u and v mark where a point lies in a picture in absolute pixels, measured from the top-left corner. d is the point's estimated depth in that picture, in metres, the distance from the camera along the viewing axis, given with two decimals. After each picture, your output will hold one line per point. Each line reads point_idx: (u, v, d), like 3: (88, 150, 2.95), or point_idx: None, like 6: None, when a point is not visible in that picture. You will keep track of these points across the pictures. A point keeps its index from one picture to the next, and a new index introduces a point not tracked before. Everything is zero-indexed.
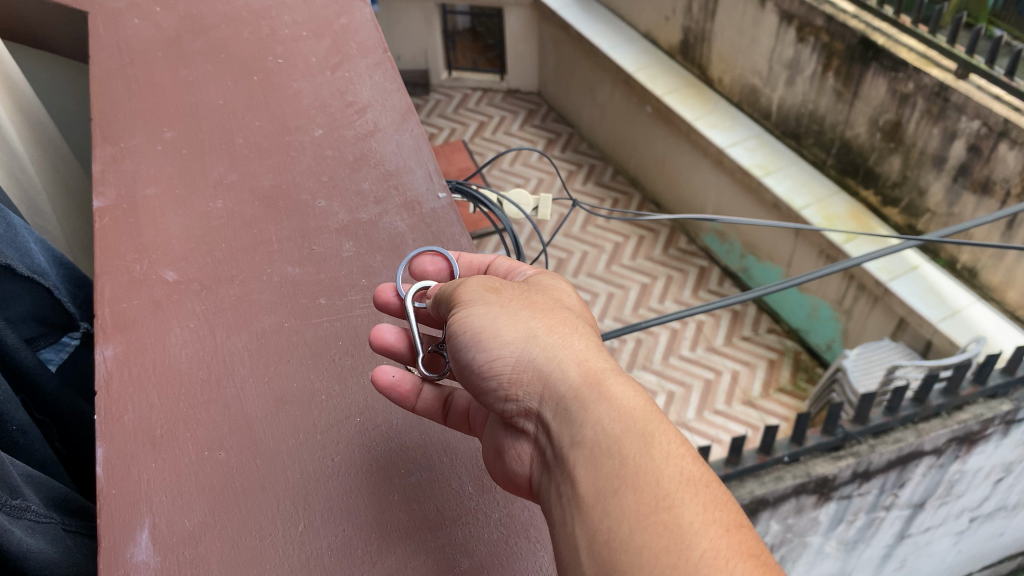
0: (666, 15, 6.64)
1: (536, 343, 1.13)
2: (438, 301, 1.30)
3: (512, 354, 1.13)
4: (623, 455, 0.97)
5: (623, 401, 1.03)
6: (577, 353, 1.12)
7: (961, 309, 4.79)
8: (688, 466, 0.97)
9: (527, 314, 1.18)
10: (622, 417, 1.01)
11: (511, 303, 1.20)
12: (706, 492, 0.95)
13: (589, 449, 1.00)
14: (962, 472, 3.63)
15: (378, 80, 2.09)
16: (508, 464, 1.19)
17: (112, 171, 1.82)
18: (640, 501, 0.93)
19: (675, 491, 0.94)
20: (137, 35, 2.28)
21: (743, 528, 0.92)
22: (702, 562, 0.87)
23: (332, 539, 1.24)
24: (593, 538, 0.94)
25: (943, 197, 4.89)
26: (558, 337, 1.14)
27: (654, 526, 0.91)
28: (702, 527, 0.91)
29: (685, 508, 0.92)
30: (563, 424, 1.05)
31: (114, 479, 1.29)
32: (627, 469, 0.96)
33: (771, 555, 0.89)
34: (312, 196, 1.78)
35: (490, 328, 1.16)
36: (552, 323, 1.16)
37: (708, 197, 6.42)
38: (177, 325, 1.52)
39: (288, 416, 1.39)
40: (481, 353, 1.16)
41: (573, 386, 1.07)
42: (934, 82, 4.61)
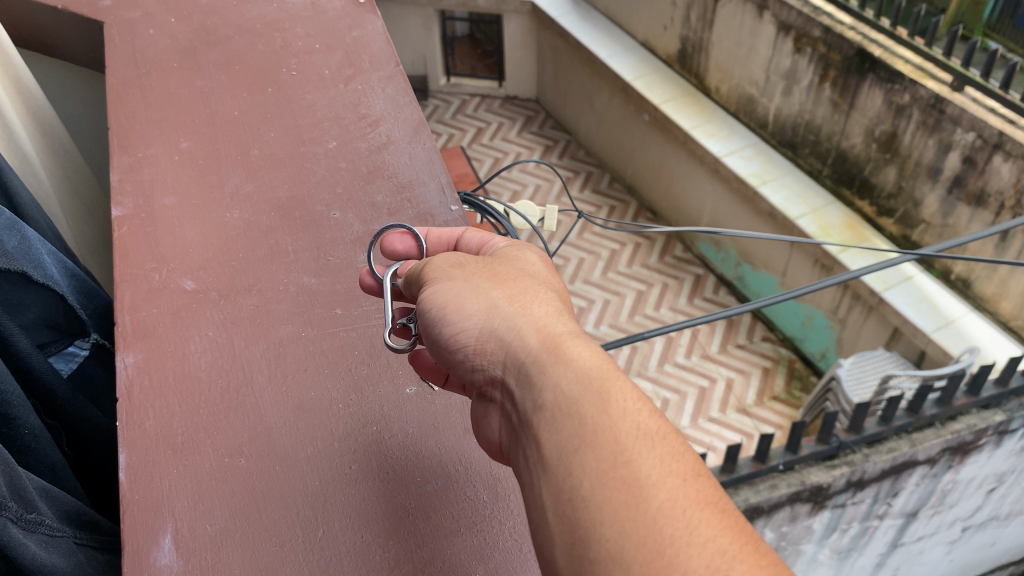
0: (665, 24, 6.70)
1: (497, 313, 1.09)
2: (407, 284, 1.26)
3: (475, 326, 1.09)
4: (581, 416, 0.93)
5: (582, 362, 0.99)
6: (537, 319, 1.07)
7: (955, 320, 4.84)
8: (644, 420, 0.92)
9: (488, 286, 1.13)
10: (580, 378, 0.96)
11: (474, 276, 1.16)
12: (663, 444, 0.91)
13: (550, 412, 0.95)
14: (955, 482, 3.67)
15: (390, 93, 2.13)
16: (483, 431, 1.16)
17: (129, 180, 1.86)
18: (599, 458, 0.89)
19: (631, 441, 0.89)
20: (153, 45, 2.32)
21: (700, 477, 0.89)
22: (660, 513, 0.84)
23: (351, 546, 1.26)
24: (558, 498, 0.89)
25: (938, 208, 4.94)
26: (519, 305, 1.10)
27: (613, 481, 0.87)
28: (660, 479, 0.87)
29: (643, 462, 0.88)
30: (525, 390, 1.01)
31: (137, 485, 1.32)
32: (585, 428, 0.91)
33: (729, 503, 0.87)
34: (327, 207, 1.81)
35: (455, 301, 1.12)
36: (513, 292, 1.12)
37: (704, 206, 6.47)
38: (196, 333, 1.55)
39: (308, 424, 1.42)
40: (446, 326, 1.12)
41: (533, 353, 1.03)
42: (930, 94, 4.66)
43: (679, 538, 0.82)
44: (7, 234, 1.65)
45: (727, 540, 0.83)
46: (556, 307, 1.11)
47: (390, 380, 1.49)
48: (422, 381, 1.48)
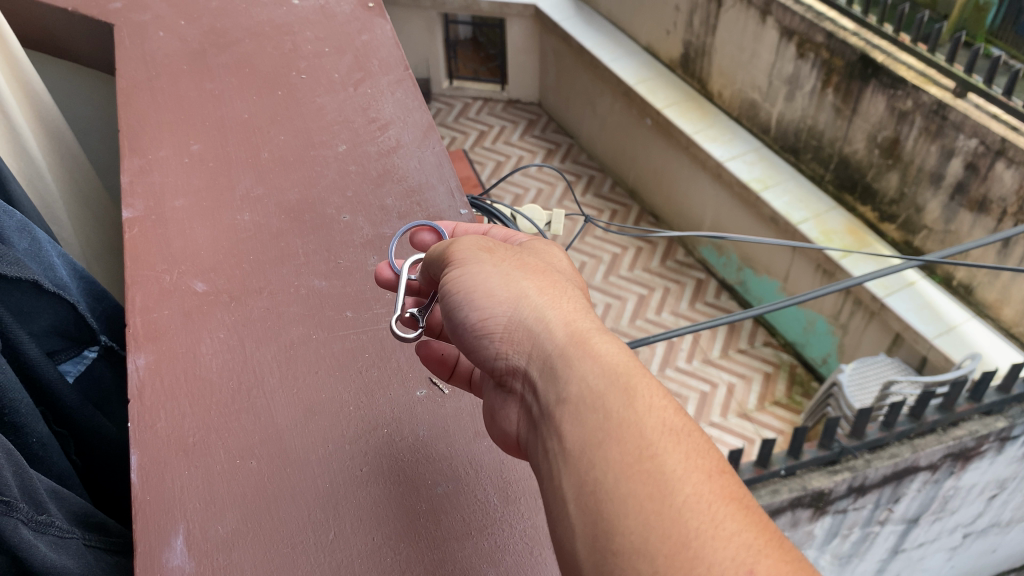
0: (667, 29, 6.71)
1: (527, 304, 1.09)
2: (429, 262, 1.26)
3: (502, 314, 1.09)
4: (607, 410, 0.95)
5: (608, 358, 1.01)
6: (565, 313, 1.08)
7: (956, 326, 4.85)
8: (670, 417, 0.95)
9: (519, 275, 1.13)
10: (606, 373, 0.98)
11: (504, 264, 1.16)
12: (689, 441, 0.93)
13: (573, 405, 0.97)
14: (957, 488, 3.68)
15: (400, 97, 2.14)
16: (500, 424, 1.18)
17: (140, 183, 1.87)
18: (624, 451, 0.91)
19: (659, 436, 0.92)
20: (162, 48, 2.33)
21: (725, 474, 0.91)
22: (685, 507, 0.86)
23: (361, 549, 1.26)
24: (580, 489, 0.91)
25: (940, 215, 4.94)
26: (548, 299, 1.11)
27: (638, 474, 0.89)
28: (685, 474, 0.89)
29: (668, 457, 0.90)
30: (549, 383, 1.02)
31: (148, 486, 1.33)
32: (611, 423, 0.94)
33: (753, 500, 0.89)
34: (337, 210, 1.82)
35: (483, 287, 1.12)
36: (543, 285, 1.13)
37: (707, 211, 6.48)
38: (207, 335, 1.56)
39: (318, 426, 1.42)
40: (473, 311, 1.12)
41: (560, 346, 1.04)
42: (933, 100, 4.67)
43: (704, 531, 0.84)
44: (18, 237, 1.66)
45: (752, 534, 0.85)
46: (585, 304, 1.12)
47: (401, 383, 1.49)
48: (432, 384, 1.49)
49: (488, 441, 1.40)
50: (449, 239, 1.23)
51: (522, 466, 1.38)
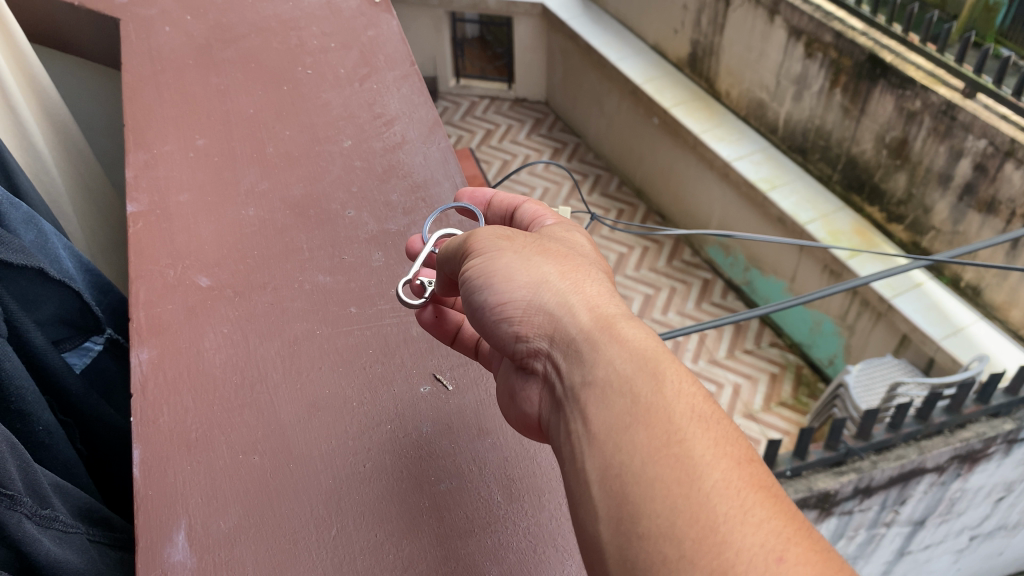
0: (675, 28, 6.69)
1: (548, 288, 1.11)
2: (446, 249, 1.26)
3: (524, 298, 1.11)
4: (634, 394, 0.96)
5: (635, 341, 1.02)
6: (589, 298, 1.10)
7: (964, 327, 4.82)
8: (699, 403, 0.96)
9: (540, 260, 1.15)
10: (634, 357, 1.00)
11: (525, 249, 1.17)
12: (718, 428, 0.94)
13: (600, 388, 0.99)
14: (963, 490, 3.65)
15: (406, 93, 2.13)
16: (520, 406, 1.20)
17: (145, 177, 1.87)
18: (652, 436, 0.92)
19: (688, 421, 0.93)
20: (168, 42, 2.33)
21: (754, 463, 0.91)
22: (714, 491, 0.86)
23: (365, 545, 1.26)
24: (605, 471, 0.92)
25: (948, 215, 4.92)
26: (570, 283, 1.12)
27: (665, 459, 0.90)
28: (713, 459, 0.89)
29: (696, 443, 0.91)
30: (574, 365, 1.05)
31: (151, 481, 1.32)
32: (638, 408, 0.95)
33: (781, 488, 0.89)
34: (342, 206, 1.81)
35: (504, 271, 1.14)
36: (565, 269, 1.14)
37: (714, 211, 6.46)
38: (211, 330, 1.55)
39: (322, 422, 1.42)
40: (493, 295, 1.14)
41: (584, 330, 1.06)
42: (942, 100, 4.64)
43: (731, 516, 0.84)
44: (25, 228, 1.66)
45: (779, 522, 0.84)
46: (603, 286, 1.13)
47: (405, 379, 1.49)
48: (436, 380, 1.48)
49: (490, 438, 1.39)
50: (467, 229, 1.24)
51: (527, 462, 1.36)
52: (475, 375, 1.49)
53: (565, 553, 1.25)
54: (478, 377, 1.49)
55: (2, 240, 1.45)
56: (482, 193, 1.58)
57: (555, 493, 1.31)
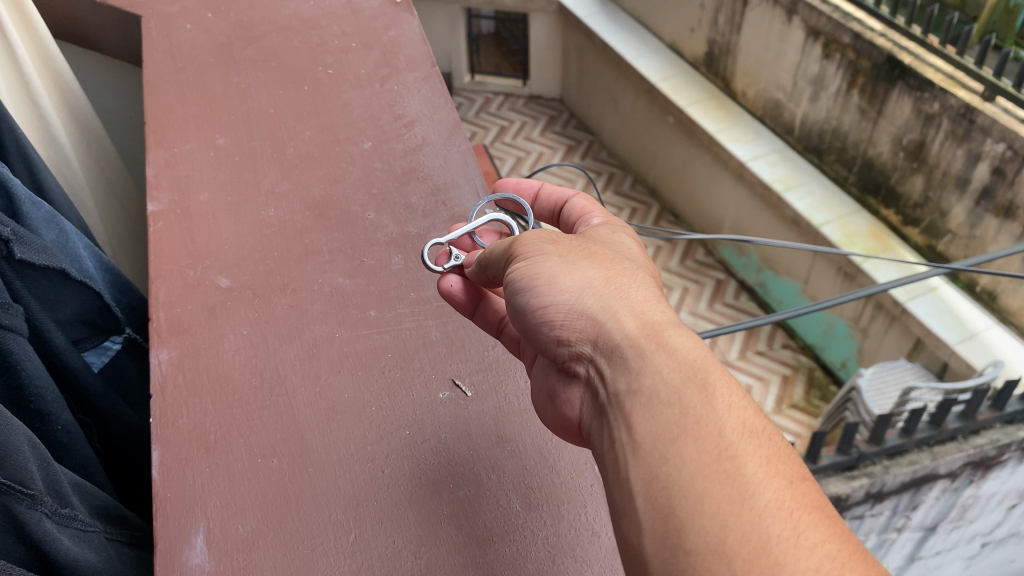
0: (692, 26, 6.65)
1: (591, 293, 1.14)
2: (492, 253, 1.30)
3: (566, 302, 1.14)
4: (683, 406, 0.98)
5: (683, 352, 1.04)
6: (633, 304, 1.12)
7: (979, 333, 4.77)
8: (750, 419, 0.98)
9: (584, 265, 1.18)
10: (682, 367, 1.02)
11: (570, 254, 1.20)
12: (768, 444, 0.96)
13: (646, 396, 1.00)
14: (976, 497, 3.62)
15: (427, 94, 2.13)
16: (559, 408, 1.21)
17: (165, 176, 1.87)
18: (701, 450, 0.94)
19: (738, 437, 0.95)
20: (189, 40, 2.33)
21: (805, 482, 0.94)
22: (766, 511, 0.89)
23: (383, 552, 1.25)
24: (650, 483, 0.94)
25: (965, 219, 4.87)
26: (614, 288, 1.14)
27: (715, 474, 0.92)
28: (765, 478, 0.92)
29: (748, 460, 0.93)
30: (618, 371, 1.06)
31: (170, 483, 1.32)
32: (687, 419, 0.97)
33: (832, 508, 0.92)
34: (362, 208, 1.81)
35: (548, 274, 1.17)
36: (610, 274, 1.16)
37: (728, 211, 6.43)
38: (230, 331, 1.55)
39: (340, 426, 1.41)
40: (535, 297, 1.17)
41: (629, 336, 1.08)
42: (960, 103, 4.60)
43: (785, 537, 0.87)
44: (46, 228, 1.66)
45: (833, 546, 0.88)
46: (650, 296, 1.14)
47: (424, 385, 1.48)
48: (455, 387, 1.48)
49: (510, 446, 1.39)
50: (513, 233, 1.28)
51: (547, 471, 1.35)
52: (496, 382, 1.48)
53: (583, 564, 1.23)
54: (499, 383, 1.48)
55: (25, 240, 1.45)
56: (528, 185, 1.59)
57: (576, 502, 1.30)
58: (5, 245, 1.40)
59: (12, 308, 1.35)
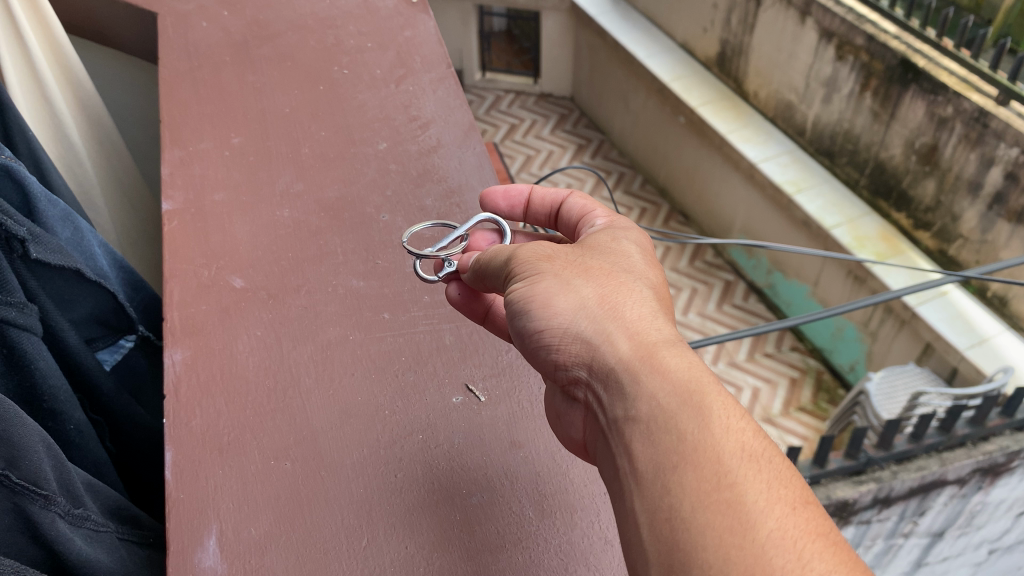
0: (705, 26, 6.62)
1: (585, 314, 1.11)
2: (491, 272, 1.29)
3: (561, 325, 1.12)
4: (680, 432, 0.95)
5: (678, 373, 1.00)
6: (629, 324, 1.08)
7: (989, 338, 4.74)
8: (749, 440, 0.94)
9: (580, 282, 1.15)
10: (678, 390, 0.98)
11: (565, 271, 1.18)
12: (770, 468, 0.93)
13: (645, 424, 0.98)
14: (984, 503, 3.60)
15: (442, 96, 2.13)
16: (568, 426, 1.21)
17: (180, 175, 1.87)
18: (701, 479, 0.91)
19: (739, 463, 0.92)
20: (205, 38, 2.33)
21: (810, 505, 0.91)
22: (770, 542, 0.85)
23: (396, 556, 1.25)
24: (653, 515, 0.91)
25: (977, 224, 4.83)
26: (609, 307, 1.11)
27: (716, 504, 0.88)
28: (768, 506, 0.88)
29: (749, 488, 0.90)
30: (615, 398, 1.03)
31: (183, 484, 1.32)
32: (685, 446, 0.93)
33: (839, 535, 0.88)
34: (376, 210, 1.81)
35: (544, 298, 1.15)
36: (604, 291, 1.13)
37: (738, 213, 6.42)
38: (244, 332, 1.55)
39: (354, 429, 1.41)
40: (532, 321, 1.16)
41: (624, 360, 1.04)
42: (974, 107, 4.56)
43: (790, 570, 0.83)
44: (62, 226, 1.66)
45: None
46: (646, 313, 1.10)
47: (437, 389, 1.48)
48: (468, 391, 1.47)
49: (523, 451, 1.38)
50: (512, 247, 1.27)
51: (560, 479, 1.35)
52: (510, 387, 1.48)
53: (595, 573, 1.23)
54: (513, 388, 1.48)
55: (41, 239, 1.45)
56: (517, 191, 1.53)
57: (590, 512, 1.29)
58: (20, 245, 1.40)
59: (27, 308, 1.35)
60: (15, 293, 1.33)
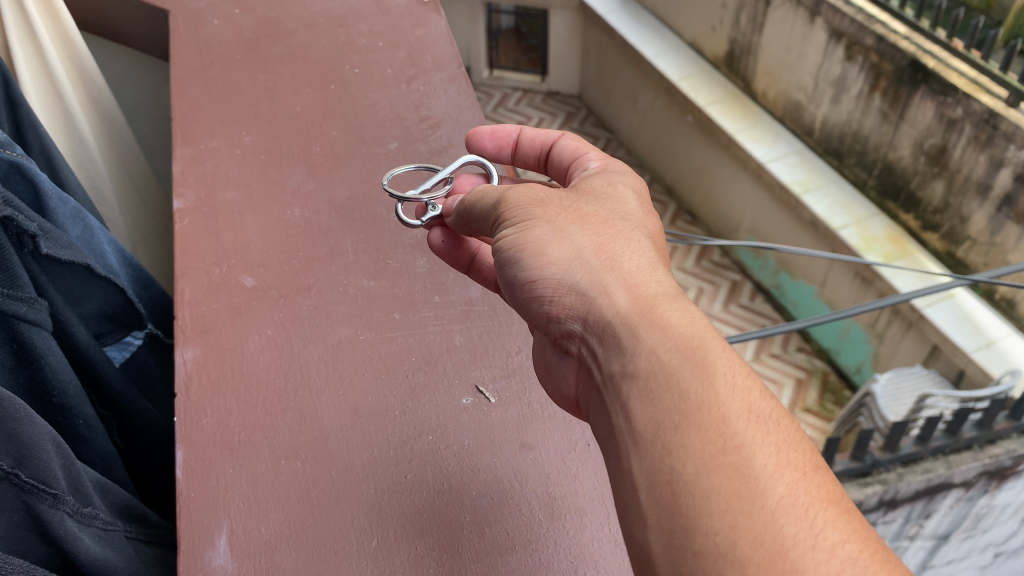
0: (714, 25, 6.60)
1: (580, 264, 1.13)
2: (484, 223, 1.30)
3: (556, 275, 1.14)
4: (683, 391, 0.95)
5: (679, 328, 1.01)
6: (625, 275, 1.10)
7: (996, 341, 4.69)
8: (755, 401, 0.95)
9: (575, 231, 1.17)
10: (679, 347, 0.98)
11: (559, 218, 1.20)
12: (777, 430, 0.93)
13: (644, 380, 0.98)
14: (990, 506, 3.59)
15: (452, 96, 2.13)
16: (561, 382, 1.22)
17: (191, 173, 1.87)
18: (706, 441, 0.90)
19: (746, 424, 0.92)
20: (216, 36, 2.34)
21: (819, 470, 0.91)
22: (779, 508, 0.85)
23: (405, 558, 1.25)
24: (653, 477, 0.91)
25: (986, 226, 4.81)
26: (605, 257, 1.13)
27: (721, 468, 0.88)
28: (776, 472, 0.88)
29: (756, 450, 0.89)
30: (612, 352, 1.04)
31: (193, 482, 1.32)
32: (688, 406, 0.93)
33: (848, 501, 0.89)
34: (387, 209, 1.81)
35: (537, 246, 1.17)
36: (600, 241, 1.15)
37: (745, 212, 6.41)
38: (255, 331, 1.55)
39: (364, 430, 1.41)
40: (525, 271, 1.17)
41: (622, 313, 1.05)
42: (984, 108, 4.54)
43: (802, 537, 0.83)
44: (72, 223, 1.67)
45: (854, 546, 0.84)
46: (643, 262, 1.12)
47: (447, 390, 1.48)
48: (478, 393, 1.47)
49: (533, 453, 1.38)
50: (506, 193, 1.28)
51: (569, 480, 1.34)
52: (519, 389, 1.48)
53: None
54: (523, 390, 1.47)
55: (52, 234, 1.46)
56: (506, 131, 1.59)
57: (598, 514, 1.29)
58: (32, 240, 1.40)
59: (37, 304, 1.35)
60: (25, 289, 1.33)
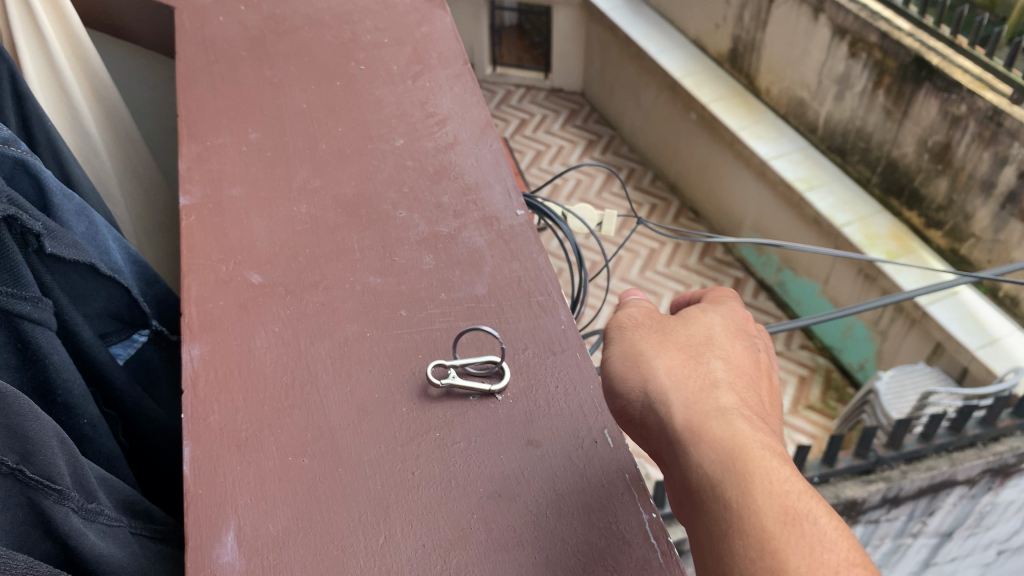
0: (717, 22, 6.59)
1: (651, 382, 1.16)
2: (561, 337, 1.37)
3: (634, 398, 1.18)
4: (724, 500, 0.97)
5: (724, 439, 1.03)
6: (689, 393, 1.12)
7: (1000, 338, 4.68)
8: (790, 501, 0.95)
9: (651, 354, 1.22)
10: (722, 459, 1.00)
11: (644, 342, 1.25)
12: (813, 531, 0.93)
13: (694, 495, 1.01)
14: (994, 504, 3.59)
15: (458, 92, 2.13)
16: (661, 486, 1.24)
17: (198, 169, 1.87)
18: (746, 548, 0.93)
19: (791, 473, 0.98)
20: (222, 32, 2.34)
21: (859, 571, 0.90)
22: None
23: (413, 553, 1.25)
24: None
25: (990, 223, 4.80)
26: (675, 377, 1.16)
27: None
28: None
29: (793, 554, 0.91)
30: (672, 465, 1.07)
31: (201, 479, 1.33)
32: (729, 513, 0.96)
33: None
34: (393, 207, 1.81)
35: (615, 373, 1.22)
36: (673, 364, 1.19)
37: (749, 209, 6.41)
38: (262, 328, 1.55)
39: (372, 426, 1.41)
40: (609, 396, 1.22)
41: (678, 428, 1.08)
42: (989, 105, 4.53)
43: None
44: (76, 220, 1.67)
45: None
46: (701, 379, 1.15)
47: (454, 386, 1.48)
48: (485, 389, 1.47)
49: (539, 450, 1.38)
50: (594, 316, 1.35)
51: (577, 477, 1.34)
52: (526, 385, 1.48)
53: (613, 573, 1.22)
54: (530, 387, 1.48)
55: (56, 234, 1.44)
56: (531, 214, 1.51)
57: (605, 510, 1.29)
58: (35, 239, 1.38)
59: (41, 302, 1.35)
60: (29, 287, 1.32)
